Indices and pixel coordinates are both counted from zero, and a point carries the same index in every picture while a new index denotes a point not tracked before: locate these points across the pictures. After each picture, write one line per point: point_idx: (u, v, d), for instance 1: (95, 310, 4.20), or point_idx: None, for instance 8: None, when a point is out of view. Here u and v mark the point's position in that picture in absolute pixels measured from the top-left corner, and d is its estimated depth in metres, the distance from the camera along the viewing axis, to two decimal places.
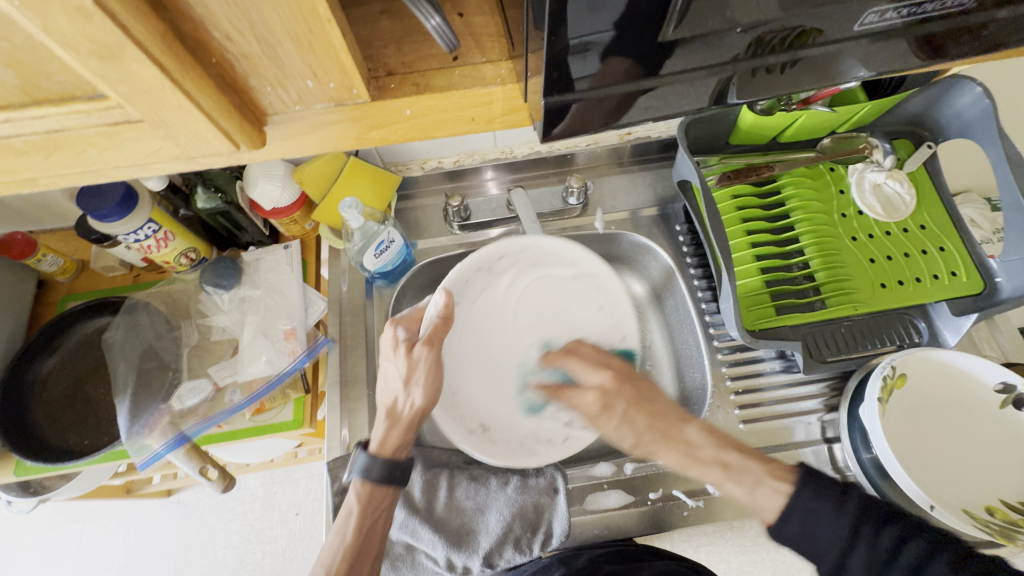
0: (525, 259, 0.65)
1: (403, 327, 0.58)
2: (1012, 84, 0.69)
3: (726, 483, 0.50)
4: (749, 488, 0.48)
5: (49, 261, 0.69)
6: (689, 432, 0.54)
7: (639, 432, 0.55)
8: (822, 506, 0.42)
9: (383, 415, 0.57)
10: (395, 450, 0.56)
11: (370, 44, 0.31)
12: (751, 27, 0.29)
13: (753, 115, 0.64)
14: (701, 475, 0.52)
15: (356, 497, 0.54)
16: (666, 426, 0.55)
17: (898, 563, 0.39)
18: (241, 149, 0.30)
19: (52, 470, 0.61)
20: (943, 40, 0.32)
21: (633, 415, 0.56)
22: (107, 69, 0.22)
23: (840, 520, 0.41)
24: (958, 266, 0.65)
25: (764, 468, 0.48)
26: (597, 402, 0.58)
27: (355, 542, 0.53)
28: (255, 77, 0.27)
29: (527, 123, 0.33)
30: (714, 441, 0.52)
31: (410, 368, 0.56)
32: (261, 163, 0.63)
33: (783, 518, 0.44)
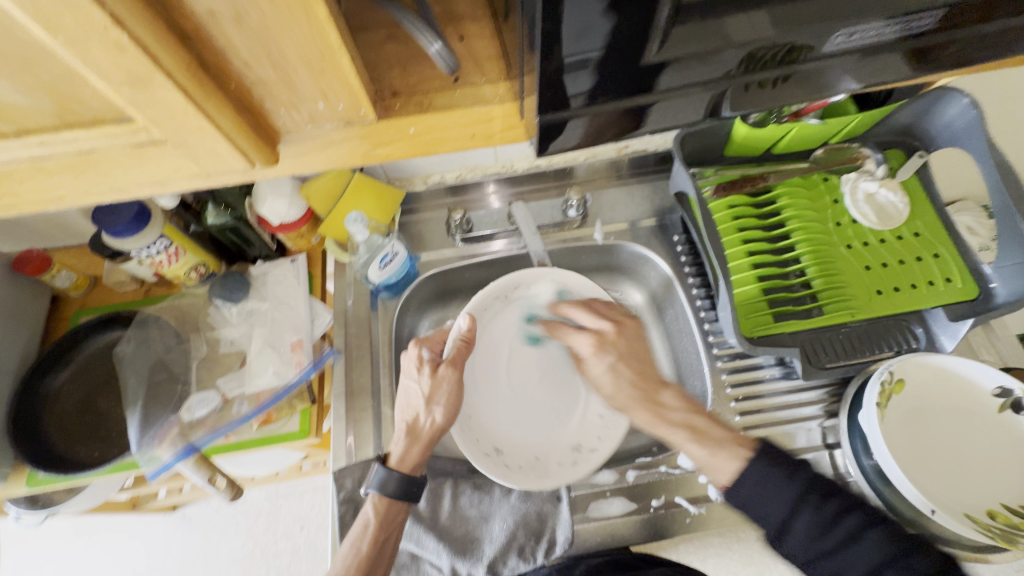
0: (537, 290, 0.69)
1: (427, 348, 0.62)
2: (1000, 95, 0.70)
3: (687, 443, 0.50)
4: (710, 449, 0.49)
5: (63, 276, 0.72)
6: (665, 396, 0.55)
7: (621, 381, 0.57)
8: (776, 473, 0.44)
9: (401, 432, 0.58)
10: (413, 468, 0.57)
11: (376, 67, 0.33)
12: (741, 47, 0.30)
13: (745, 128, 0.66)
14: (667, 434, 0.52)
15: (373, 509, 0.55)
16: (649, 386, 0.56)
17: (839, 531, 0.41)
18: (256, 166, 0.31)
19: (63, 482, 0.62)
20: (927, 56, 0.34)
21: (626, 360, 0.58)
22: (137, 96, 0.24)
23: (791, 488, 0.42)
24: (952, 273, 0.66)
25: (727, 436, 0.49)
26: (591, 344, 0.59)
27: (368, 556, 0.53)
28: (270, 100, 0.28)
29: (523, 138, 0.35)
30: (688, 409, 0.53)
31: (434, 386, 0.59)
32: (269, 181, 0.65)
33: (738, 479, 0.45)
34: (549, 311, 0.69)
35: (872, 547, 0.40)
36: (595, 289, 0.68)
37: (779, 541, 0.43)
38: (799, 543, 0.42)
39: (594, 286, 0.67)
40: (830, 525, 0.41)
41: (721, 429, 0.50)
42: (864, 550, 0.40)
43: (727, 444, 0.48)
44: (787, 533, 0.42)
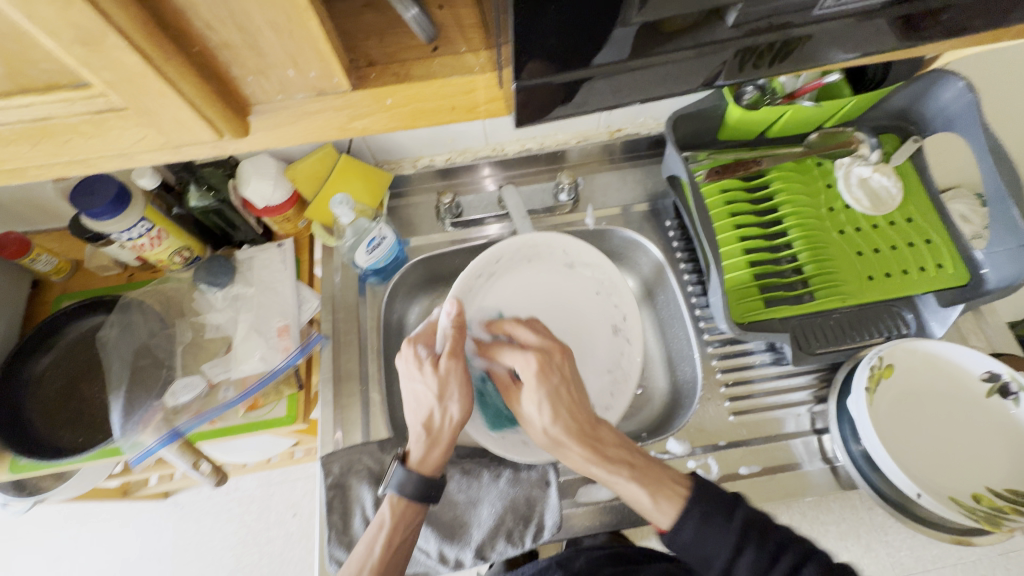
0: (520, 258, 0.66)
1: (422, 344, 0.58)
2: (994, 78, 0.70)
3: (630, 483, 0.51)
4: (652, 492, 0.50)
5: (43, 260, 0.70)
6: (603, 433, 0.55)
7: (559, 415, 0.54)
8: (714, 513, 0.47)
9: (420, 433, 0.56)
10: (434, 469, 0.56)
11: (352, 36, 0.31)
12: (741, 25, 0.30)
13: (739, 111, 0.64)
14: (607, 472, 0.52)
15: (389, 509, 0.55)
16: (589, 420, 0.55)
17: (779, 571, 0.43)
18: (225, 137, 0.30)
19: (46, 468, 0.61)
20: (924, 28, 0.32)
21: (569, 413, 0.55)
22: (90, 56, 0.23)
23: (729, 533, 0.45)
24: (944, 258, 0.65)
25: (666, 476, 0.52)
26: (535, 364, 0.55)
27: (382, 558, 0.52)
28: (236, 66, 0.27)
29: (504, 113, 0.34)
30: (624, 447, 0.54)
31: (439, 382, 0.55)
32: (253, 161, 0.65)
33: (681, 523, 0.48)
34: (540, 275, 0.68)
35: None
36: (579, 246, 0.66)
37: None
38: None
39: (579, 243, 0.66)
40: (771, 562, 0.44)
41: (664, 469, 0.52)
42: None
43: (668, 485, 0.51)
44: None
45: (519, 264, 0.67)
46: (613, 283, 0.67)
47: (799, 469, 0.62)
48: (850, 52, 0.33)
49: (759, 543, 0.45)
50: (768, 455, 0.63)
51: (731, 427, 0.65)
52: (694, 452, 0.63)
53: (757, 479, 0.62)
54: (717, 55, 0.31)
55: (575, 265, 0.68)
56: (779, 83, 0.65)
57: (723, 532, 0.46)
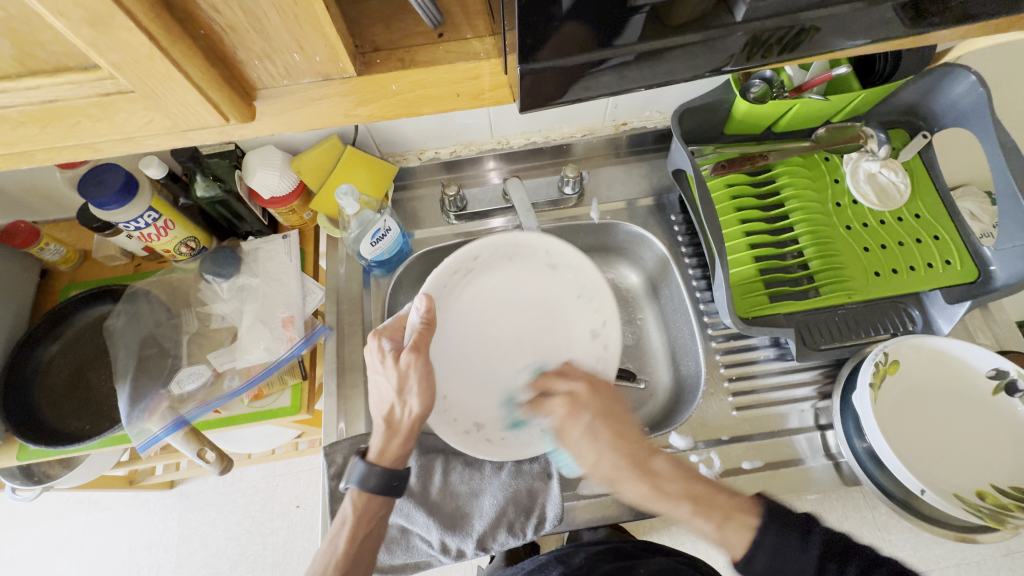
0: (500, 256, 0.63)
1: (388, 337, 0.56)
2: (1007, 72, 0.69)
3: (693, 518, 0.48)
4: (718, 521, 0.47)
5: (52, 250, 0.71)
6: (657, 463, 0.52)
7: (605, 453, 0.52)
8: (789, 539, 0.44)
9: (380, 425, 0.56)
10: (394, 460, 0.55)
11: (358, 22, 0.32)
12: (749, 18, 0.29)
13: (746, 103, 0.64)
14: (666, 509, 0.50)
15: (351, 505, 0.54)
16: (636, 451, 0.52)
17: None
18: (231, 123, 0.31)
19: (54, 454, 0.62)
20: (937, 13, 0.31)
21: (614, 444, 0.52)
22: (98, 37, 0.23)
23: (806, 559, 0.42)
24: (953, 255, 0.65)
25: (730, 503, 0.48)
26: (564, 407, 0.56)
27: (348, 551, 0.53)
28: (243, 50, 0.27)
29: (509, 100, 0.33)
30: (682, 476, 0.51)
31: (401, 377, 0.54)
32: (259, 152, 0.65)
33: (751, 553, 0.45)
34: (517, 275, 0.64)
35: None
36: (562, 248, 0.62)
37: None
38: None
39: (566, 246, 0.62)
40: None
41: (721, 496, 0.49)
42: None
43: (730, 515, 0.47)
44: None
45: (495, 263, 0.63)
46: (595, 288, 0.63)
47: (802, 464, 0.62)
48: (865, 40, 0.32)
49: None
50: (770, 450, 0.63)
51: (734, 422, 0.65)
52: (696, 446, 0.63)
53: (759, 474, 0.62)
54: (729, 46, 0.30)
55: (560, 267, 0.64)
56: (788, 77, 0.65)
57: (803, 557, 0.43)
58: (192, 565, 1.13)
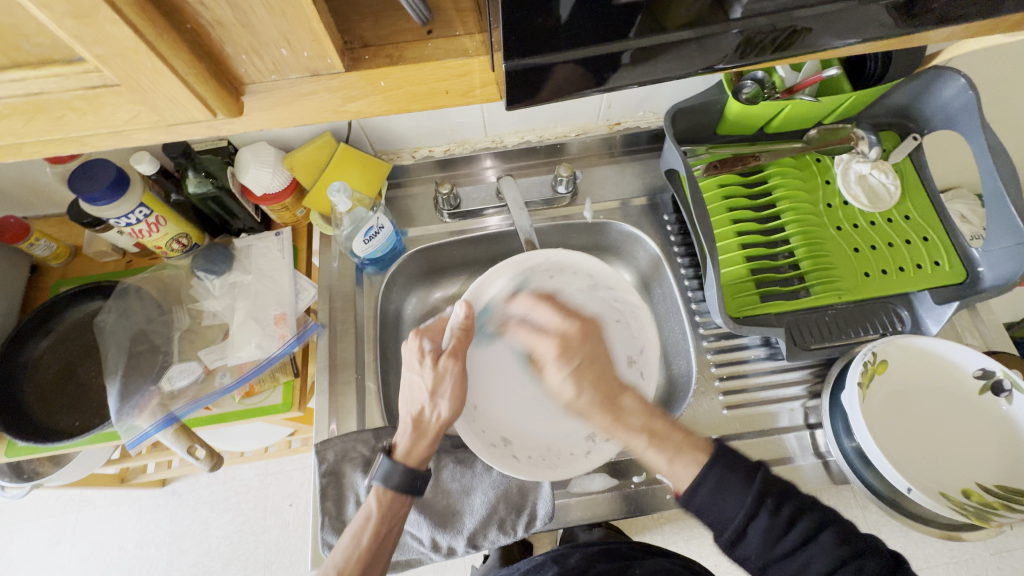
0: (546, 270, 0.64)
1: (427, 338, 0.58)
2: (997, 75, 0.69)
3: (648, 449, 0.50)
4: (669, 455, 0.49)
5: (42, 245, 0.70)
6: (625, 401, 0.54)
7: (581, 390, 0.55)
8: (731, 476, 0.44)
9: (407, 425, 0.56)
10: (418, 462, 0.55)
11: (347, 18, 0.32)
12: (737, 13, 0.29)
13: (739, 104, 0.64)
14: (624, 439, 0.53)
15: (376, 501, 0.54)
16: (610, 389, 0.55)
17: (793, 535, 0.42)
18: (219, 118, 0.30)
19: (43, 450, 0.62)
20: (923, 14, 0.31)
21: (590, 369, 0.56)
22: (82, 29, 0.23)
23: (745, 495, 0.43)
24: (941, 256, 0.65)
25: (684, 440, 0.49)
26: (555, 350, 0.57)
27: (369, 548, 0.52)
28: (230, 44, 0.27)
29: (497, 98, 0.33)
30: (646, 414, 0.53)
31: (436, 379, 0.55)
32: (252, 149, 0.65)
33: (695, 484, 0.45)
34: (563, 293, 0.66)
35: (825, 550, 0.41)
36: (603, 268, 0.64)
37: (734, 547, 0.44)
38: (755, 547, 0.42)
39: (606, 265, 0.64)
40: (785, 529, 0.42)
41: (677, 432, 0.50)
42: (818, 552, 0.41)
43: (683, 449, 0.49)
44: (744, 537, 0.43)
45: (543, 280, 0.65)
46: (634, 310, 0.64)
47: (792, 463, 0.62)
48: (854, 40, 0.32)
49: (773, 510, 0.42)
50: (760, 449, 0.63)
51: (724, 421, 0.65)
52: None
53: None
54: (720, 45, 0.30)
55: (600, 287, 0.65)
56: (778, 78, 0.65)
57: (742, 493, 0.43)
58: (184, 563, 1.12)
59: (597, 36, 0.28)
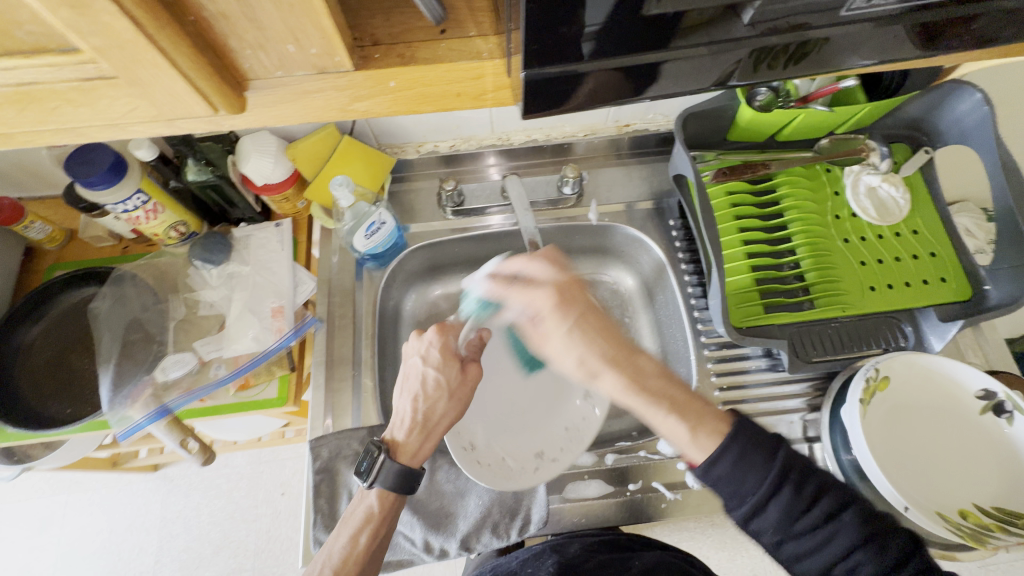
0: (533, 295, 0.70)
1: (452, 336, 0.58)
2: (1010, 91, 0.69)
3: (669, 417, 0.47)
4: (692, 424, 0.46)
5: (37, 228, 0.69)
6: (641, 362, 0.50)
7: (587, 342, 0.50)
8: (755, 451, 0.42)
9: (414, 424, 0.54)
10: (417, 460, 0.54)
11: (357, 13, 0.31)
12: (757, 24, 0.28)
13: (751, 111, 0.63)
14: (642, 403, 0.48)
15: (377, 502, 0.52)
16: (622, 348, 0.50)
17: (814, 513, 0.41)
18: (220, 113, 0.30)
19: (34, 437, 0.61)
20: (953, 36, 0.30)
21: (600, 342, 0.50)
22: (78, 19, 0.22)
23: (769, 470, 0.41)
24: (947, 273, 0.65)
25: (707, 410, 0.47)
26: (552, 300, 0.51)
27: (366, 549, 0.50)
28: (234, 39, 0.26)
29: (511, 103, 0.32)
30: (664, 376, 0.49)
31: (460, 382, 0.57)
32: (254, 138, 0.63)
33: (716, 456, 0.43)
34: None
35: (847, 526, 0.40)
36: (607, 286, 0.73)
37: (749, 520, 0.42)
38: (772, 522, 0.41)
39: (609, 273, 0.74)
40: (807, 506, 0.41)
41: (701, 402, 0.48)
42: (841, 528, 0.40)
43: (708, 418, 0.46)
44: (762, 513, 0.41)
45: None
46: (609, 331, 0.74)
47: None
48: (865, 57, 0.31)
49: (796, 487, 0.41)
50: None
51: None
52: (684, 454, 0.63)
53: None
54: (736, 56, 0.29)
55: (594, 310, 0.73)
56: (794, 86, 0.64)
57: (763, 469, 0.42)
58: (174, 549, 1.12)
59: (615, 43, 0.27)
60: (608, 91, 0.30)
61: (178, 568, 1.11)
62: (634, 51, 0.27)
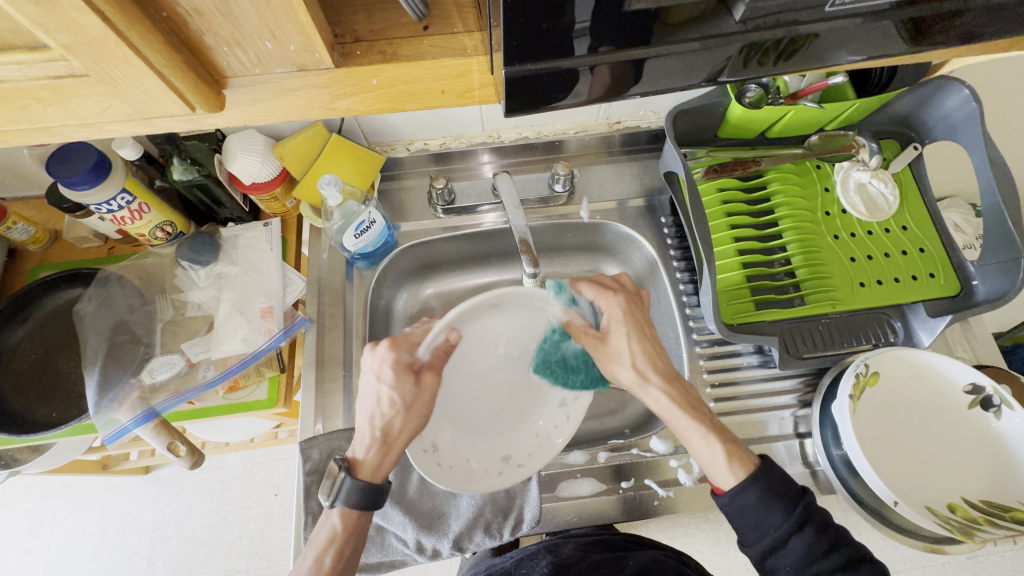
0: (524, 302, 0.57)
1: (403, 351, 0.54)
2: (996, 86, 0.69)
3: (709, 436, 0.51)
4: (727, 448, 0.50)
5: (20, 229, 0.67)
6: (685, 382, 0.56)
7: (647, 352, 0.56)
8: (782, 491, 0.45)
9: (374, 440, 0.53)
10: (375, 475, 0.53)
11: (339, 9, 0.30)
12: (747, 21, 0.27)
13: (741, 108, 0.63)
14: (684, 417, 0.53)
15: (339, 521, 0.51)
16: (672, 369, 0.56)
17: (833, 555, 0.43)
18: (197, 112, 0.29)
19: (19, 441, 0.60)
20: (940, 31, 0.30)
21: (653, 355, 0.56)
22: (44, 16, 0.21)
23: (794, 511, 0.44)
24: (936, 268, 0.65)
25: (738, 439, 0.51)
26: (621, 307, 0.57)
27: (332, 569, 0.50)
28: (209, 35, 0.26)
29: (495, 101, 0.32)
30: (702, 401, 0.55)
31: (415, 396, 0.53)
32: (240, 137, 0.62)
33: (745, 484, 0.46)
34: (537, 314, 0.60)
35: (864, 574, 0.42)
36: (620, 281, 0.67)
37: (766, 556, 0.45)
38: (789, 560, 0.44)
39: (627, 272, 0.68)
40: (826, 549, 0.43)
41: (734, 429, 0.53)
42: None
43: (740, 445, 0.51)
44: (781, 551, 0.44)
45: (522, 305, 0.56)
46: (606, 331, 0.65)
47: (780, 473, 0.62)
48: (853, 52, 0.30)
49: (818, 529, 0.44)
50: None
51: None
52: (676, 451, 0.63)
53: None
54: (724, 52, 0.29)
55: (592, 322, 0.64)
56: (783, 83, 0.64)
57: (788, 508, 0.45)
58: (166, 551, 1.11)
59: (598, 38, 0.27)
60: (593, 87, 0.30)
61: (171, 570, 1.10)
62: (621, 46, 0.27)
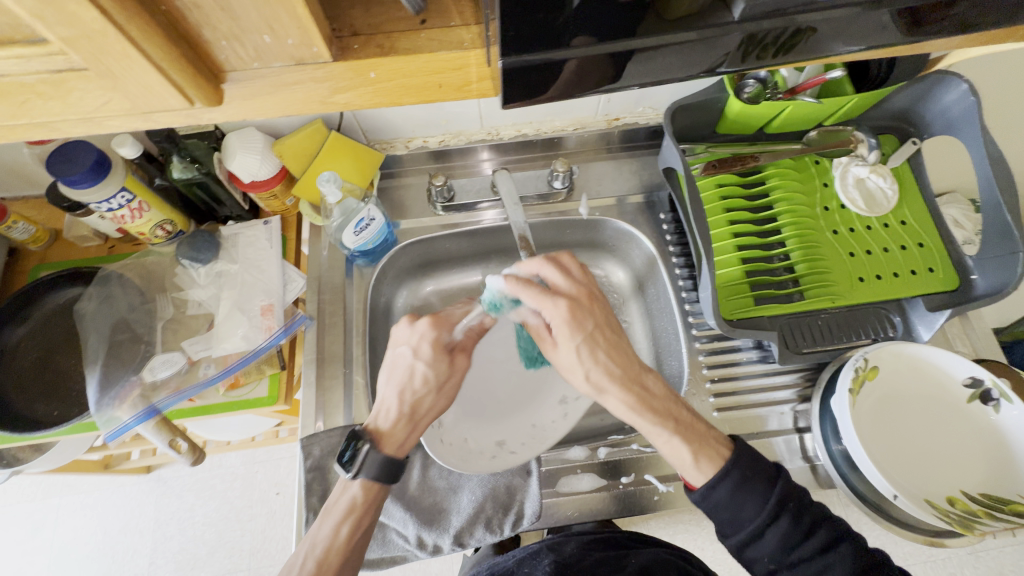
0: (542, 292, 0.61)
1: (445, 330, 0.56)
2: (994, 80, 0.69)
3: (675, 438, 0.49)
4: (693, 448, 0.48)
5: (20, 228, 0.67)
6: (647, 378, 0.52)
7: (598, 359, 0.50)
8: (756, 479, 0.45)
9: (401, 415, 0.54)
10: (396, 450, 0.53)
11: (337, 4, 0.30)
12: (746, 14, 0.28)
13: (740, 104, 0.63)
14: (647, 420, 0.50)
15: (360, 490, 0.51)
16: (632, 367, 0.51)
17: (812, 542, 0.43)
18: (196, 107, 0.29)
19: (20, 440, 0.60)
20: (935, 21, 0.30)
21: (606, 361, 0.50)
22: (43, 8, 0.21)
23: (768, 498, 0.44)
24: (935, 263, 0.65)
25: (709, 433, 0.50)
26: (565, 313, 0.49)
27: (349, 540, 0.49)
28: (208, 29, 0.26)
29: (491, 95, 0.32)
30: (667, 396, 0.52)
31: (447, 376, 0.57)
32: (239, 135, 0.62)
33: (715, 482, 0.46)
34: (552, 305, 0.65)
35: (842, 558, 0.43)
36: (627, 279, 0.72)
37: (745, 547, 0.45)
38: (769, 549, 0.44)
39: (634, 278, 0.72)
40: (803, 536, 0.43)
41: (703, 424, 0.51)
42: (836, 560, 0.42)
43: (710, 440, 0.49)
44: (759, 540, 0.44)
45: None
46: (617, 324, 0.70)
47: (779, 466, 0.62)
48: (850, 43, 0.30)
49: (794, 516, 0.44)
50: None
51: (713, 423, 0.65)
52: None
53: None
54: (722, 43, 0.29)
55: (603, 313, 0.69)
56: (781, 78, 0.64)
57: (761, 496, 0.44)
58: (168, 550, 1.12)
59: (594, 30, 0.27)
60: (590, 79, 0.30)
61: (173, 569, 1.10)
62: (618, 38, 0.27)
